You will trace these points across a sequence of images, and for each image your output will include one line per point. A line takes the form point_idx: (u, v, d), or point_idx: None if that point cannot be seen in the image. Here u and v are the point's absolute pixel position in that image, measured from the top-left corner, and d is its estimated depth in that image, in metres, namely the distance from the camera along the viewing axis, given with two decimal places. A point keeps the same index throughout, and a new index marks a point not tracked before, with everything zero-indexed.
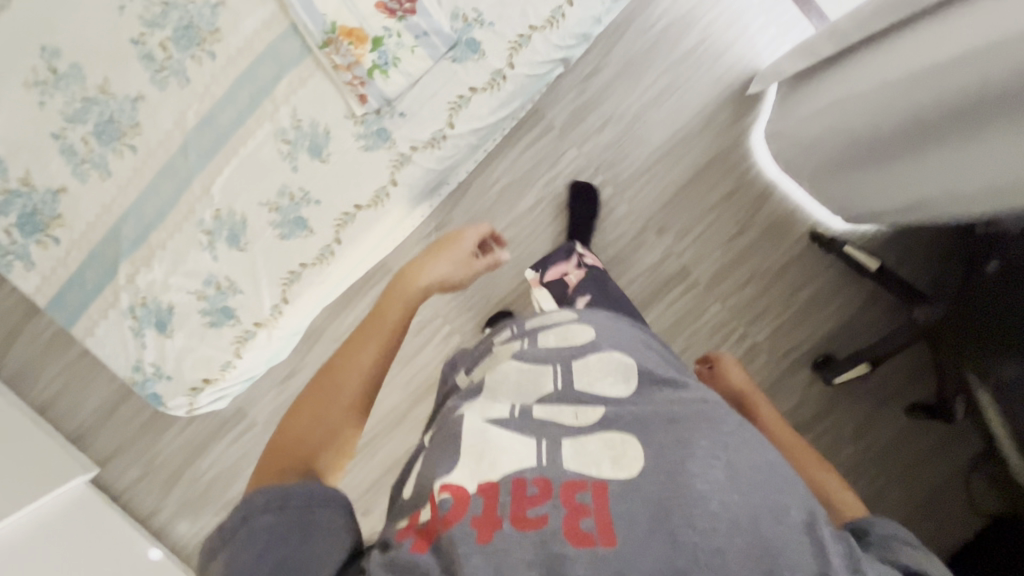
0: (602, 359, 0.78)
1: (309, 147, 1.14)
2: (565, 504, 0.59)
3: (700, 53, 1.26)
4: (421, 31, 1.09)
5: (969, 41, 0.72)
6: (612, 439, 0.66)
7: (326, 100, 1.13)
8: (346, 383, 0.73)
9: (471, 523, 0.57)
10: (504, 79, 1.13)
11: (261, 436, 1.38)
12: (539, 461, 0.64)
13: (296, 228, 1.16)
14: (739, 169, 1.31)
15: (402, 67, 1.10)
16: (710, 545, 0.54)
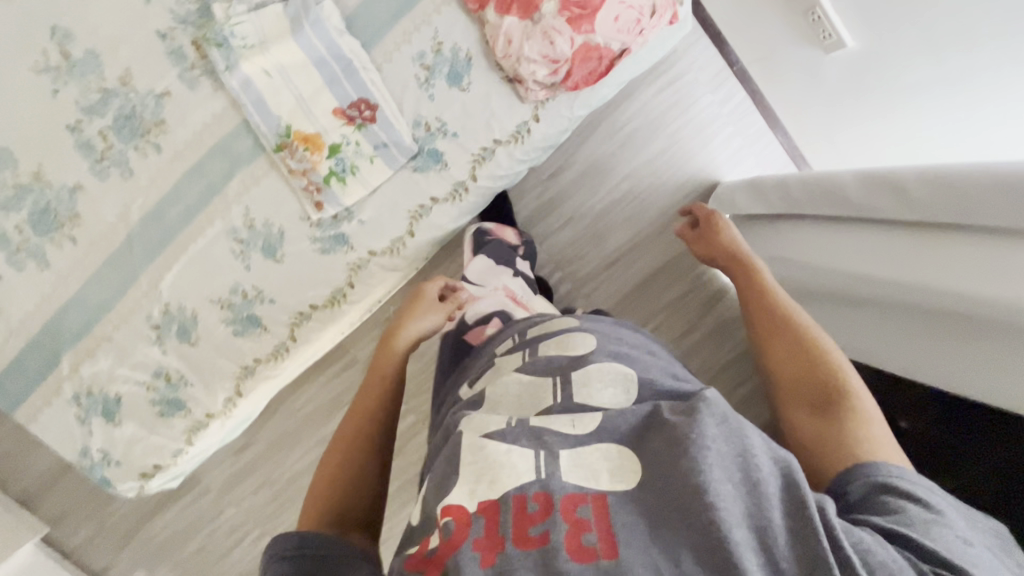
0: (601, 367, 0.69)
1: (262, 248, 1.12)
2: (564, 518, 0.51)
3: (665, 160, 1.27)
4: (380, 141, 1.05)
5: (933, 267, 0.78)
6: (607, 454, 0.58)
7: (281, 201, 1.10)
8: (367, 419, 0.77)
9: (473, 545, 0.50)
10: (466, 191, 1.11)
11: (215, 500, 1.40)
12: (539, 474, 0.54)
13: (249, 325, 1.15)
14: (694, 271, 1.34)
15: (360, 175, 1.07)
16: (710, 541, 0.47)
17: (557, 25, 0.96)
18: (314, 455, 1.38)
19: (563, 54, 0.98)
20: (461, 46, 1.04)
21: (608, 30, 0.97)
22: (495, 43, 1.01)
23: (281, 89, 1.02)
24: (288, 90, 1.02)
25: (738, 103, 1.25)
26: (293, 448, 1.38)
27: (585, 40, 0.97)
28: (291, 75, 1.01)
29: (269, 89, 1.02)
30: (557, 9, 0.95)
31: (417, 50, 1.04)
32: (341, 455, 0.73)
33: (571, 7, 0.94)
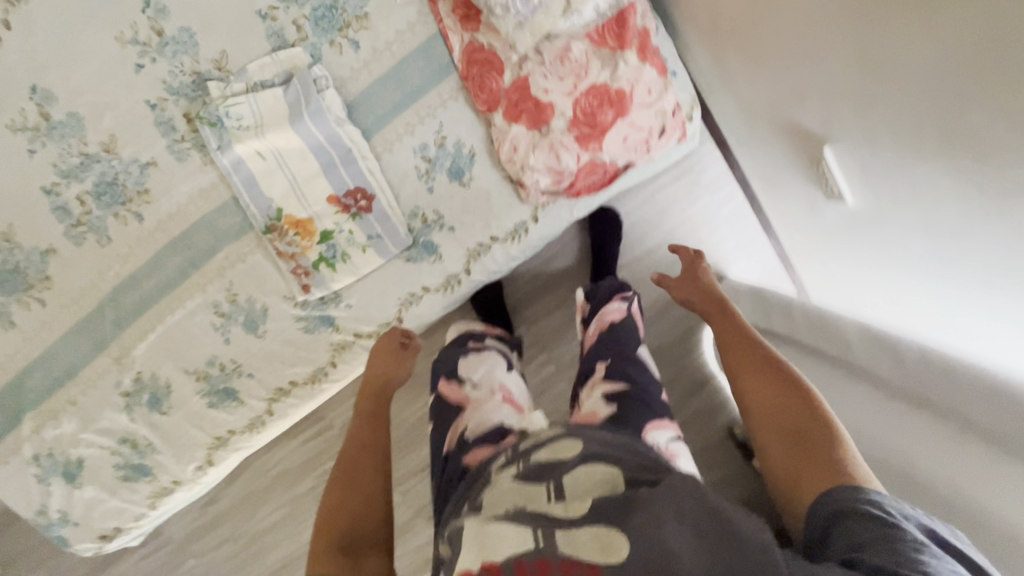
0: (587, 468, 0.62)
1: (243, 322, 1.08)
2: None
3: (660, 255, 1.26)
4: (374, 231, 1.03)
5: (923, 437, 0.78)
6: (597, 529, 0.55)
7: (266, 279, 1.06)
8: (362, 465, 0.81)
9: None
10: (459, 282, 1.10)
11: (176, 553, 1.37)
12: (536, 542, 0.54)
13: (224, 398, 1.12)
14: (682, 361, 1.34)
15: (352, 263, 1.04)
16: None
17: (564, 142, 0.94)
18: (282, 513, 1.37)
19: (568, 168, 0.96)
20: (465, 142, 1.01)
21: (615, 148, 0.95)
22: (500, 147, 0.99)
23: (274, 173, 0.98)
24: (282, 175, 0.98)
25: (738, 207, 1.25)
26: (262, 505, 1.37)
27: (591, 158, 0.95)
28: (285, 160, 0.97)
29: (261, 172, 0.98)
30: (566, 126, 0.93)
31: (419, 141, 1.01)
32: (343, 491, 0.77)
33: (581, 127, 0.92)
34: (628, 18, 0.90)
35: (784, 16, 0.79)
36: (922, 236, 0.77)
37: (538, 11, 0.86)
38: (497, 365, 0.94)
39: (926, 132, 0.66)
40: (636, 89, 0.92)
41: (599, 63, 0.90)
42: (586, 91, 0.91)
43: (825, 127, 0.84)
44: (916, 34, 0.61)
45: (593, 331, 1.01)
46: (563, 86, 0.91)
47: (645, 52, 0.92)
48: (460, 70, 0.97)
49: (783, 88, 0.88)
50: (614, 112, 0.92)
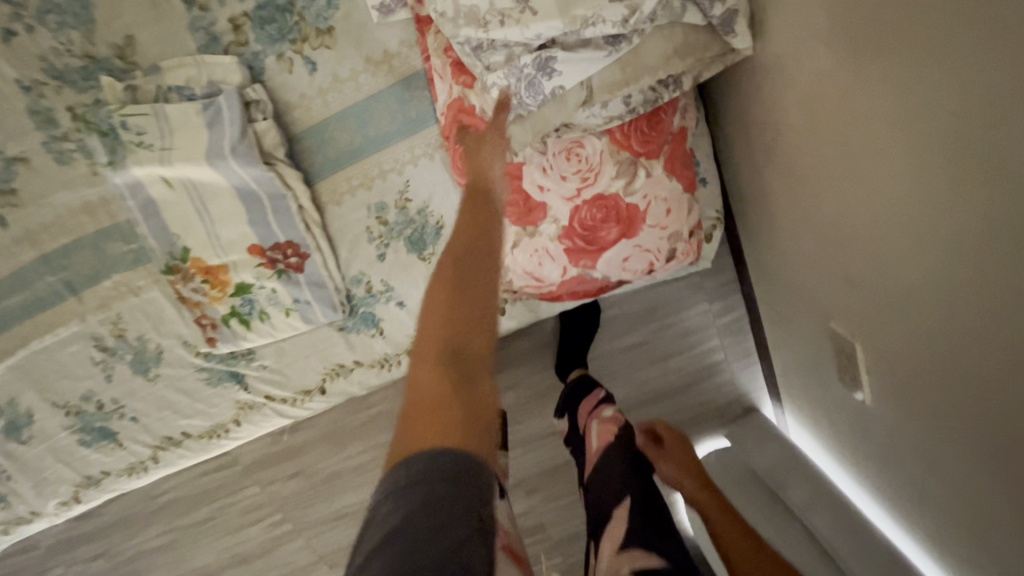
0: None
1: (130, 361, 0.89)
2: None
3: (640, 353, 1.11)
4: (303, 294, 0.83)
5: None
6: None
7: (164, 319, 0.87)
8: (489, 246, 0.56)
9: None
10: (398, 362, 0.91)
11: (43, 562, 1.23)
12: None
13: (100, 437, 0.95)
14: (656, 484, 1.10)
15: (271, 325, 0.85)
16: None
17: (551, 250, 0.75)
18: (168, 538, 1.23)
19: (549, 278, 0.78)
20: (433, 209, 0.82)
21: (610, 267, 0.77)
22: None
23: (184, 205, 0.77)
24: (193, 210, 0.77)
25: (736, 320, 1.09)
26: (145, 526, 1.22)
27: (580, 273, 0.77)
28: (199, 192, 0.76)
29: (168, 199, 0.77)
30: (558, 233, 0.74)
31: (377, 199, 0.81)
32: (445, 304, 0.50)
33: (576, 238, 0.74)
34: (661, 119, 0.70)
35: (851, 198, 0.63)
36: (942, 487, 0.65)
37: (550, 102, 0.65)
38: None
39: (981, 418, 0.54)
40: (652, 205, 0.73)
41: (614, 168, 0.71)
42: (591, 199, 0.71)
43: (860, 325, 0.70)
44: (1012, 335, 0.47)
45: (595, 449, 0.84)
46: (564, 187, 0.71)
47: (672, 162, 0.73)
48: (441, 126, 0.77)
49: (825, 259, 0.73)
50: (619, 229, 0.73)
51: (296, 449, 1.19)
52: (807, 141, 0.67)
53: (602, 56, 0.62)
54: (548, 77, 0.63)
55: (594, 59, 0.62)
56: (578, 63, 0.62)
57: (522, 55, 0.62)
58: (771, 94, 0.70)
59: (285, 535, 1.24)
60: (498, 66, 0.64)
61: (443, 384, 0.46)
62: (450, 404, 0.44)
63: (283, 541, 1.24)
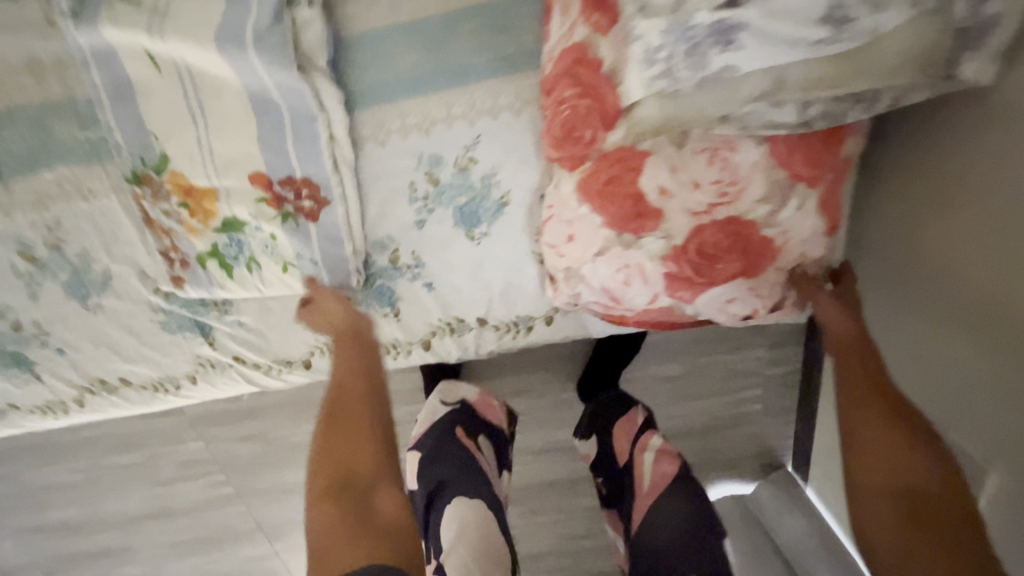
0: None
1: (64, 282, 0.69)
2: None
3: (672, 386, 0.98)
4: (309, 249, 0.64)
5: None
6: None
7: (119, 238, 0.66)
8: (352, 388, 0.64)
9: None
10: (407, 352, 0.75)
11: None
12: None
13: (12, 364, 0.75)
14: None
15: (259, 279, 0.66)
16: None
17: (647, 271, 0.59)
18: (87, 476, 1.07)
19: (629, 301, 0.62)
20: (501, 180, 0.63)
21: (709, 305, 0.61)
22: (547, 230, 0.62)
23: (176, 100, 0.56)
24: (184, 106, 0.56)
25: (783, 372, 0.98)
26: (61, 458, 1.06)
27: (670, 305, 0.61)
28: (198, 85, 0.55)
29: (152, 84, 0.56)
30: (663, 252, 0.57)
31: (433, 149, 0.61)
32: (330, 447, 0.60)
33: (686, 264, 0.57)
34: (838, 140, 0.53)
35: (964, 276, 0.57)
36: None
37: (717, 84, 0.46)
38: (497, 562, 0.66)
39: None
40: (788, 245, 0.57)
41: (762, 187, 0.54)
42: (719, 221, 0.55)
43: (929, 408, 0.65)
44: None
45: (644, 494, 0.72)
46: (693, 198, 0.55)
47: (829, 197, 0.56)
48: (545, 76, 0.57)
49: (906, 331, 0.66)
50: (740, 266, 0.57)
51: (257, 410, 1.02)
52: (928, 202, 0.60)
53: (805, 42, 0.42)
54: (721, 49, 0.44)
55: (794, 42, 0.43)
56: (769, 41, 0.43)
57: (697, 11, 0.43)
58: (923, 142, 0.59)
59: (226, 495, 1.10)
60: (659, 15, 0.45)
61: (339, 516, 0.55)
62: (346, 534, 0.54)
63: (223, 502, 1.10)
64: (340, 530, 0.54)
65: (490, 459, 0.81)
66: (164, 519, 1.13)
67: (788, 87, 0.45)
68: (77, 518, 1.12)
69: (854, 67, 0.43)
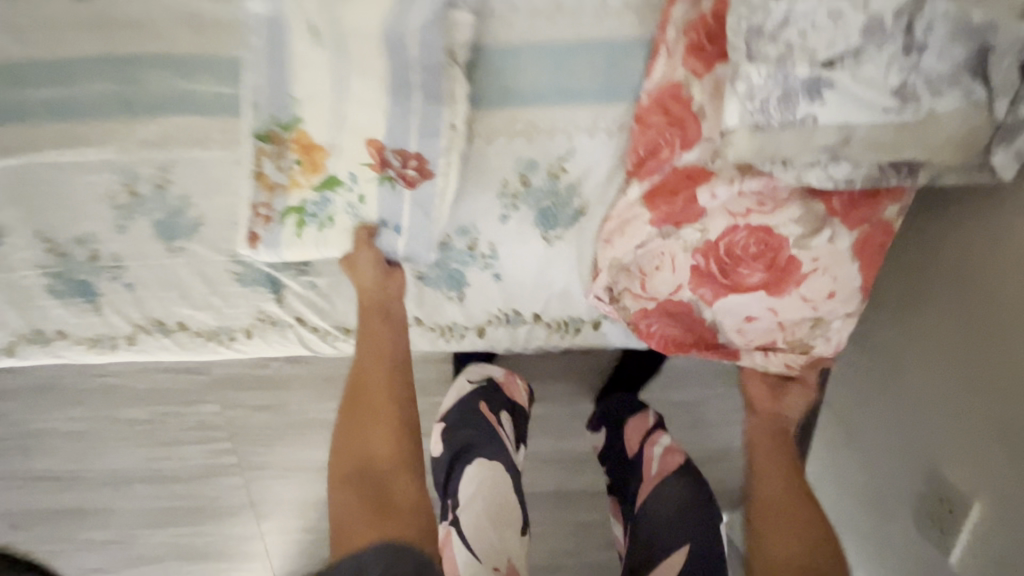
0: None
1: (157, 220, 0.73)
2: None
3: (682, 412, 1.04)
4: (393, 219, 0.68)
5: None
6: None
7: (225, 187, 0.71)
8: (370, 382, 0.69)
9: None
10: (461, 336, 0.81)
11: None
12: None
13: (76, 293, 0.76)
14: None
15: (344, 233, 0.69)
16: None
17: (678, 261, 0.65)
18: (89, 426, 1.06)
19: (657, 290, 0.67)
20: (584, 191, 0.71)
21: (728, 312, 0.65)
22: (609, 230, 0.70)
23: (325, 72, 0.63)
24: (330, 79, 0.64)
25: None
26: (67, 403, 1.05)
27: (690, 302, 0.66)
28: (348, 63, 0.63)
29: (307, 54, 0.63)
30: (697, 245, 0.63)
31: (532, 155, 0.69)
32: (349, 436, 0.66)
33: (711, 258, 0.63)
34: (882, 203, 0.59)
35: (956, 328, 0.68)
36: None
37: (798, 128, 0.54)
38: (512, 520, 0.74)
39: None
40: (817, 274, 0.61)
41: (800, 212, 0.60)
42: (753, 231, 0.61)
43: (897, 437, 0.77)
44: None
45: (650, 481, 0.79)
46: (735, 201, 0.61)
47: (864, 245, 0.61)
48: (640, 105, 0.67)
49: (898, 365, 0.76)
50: (763, 278, 0.62)
51: (281, 381, 1.04)
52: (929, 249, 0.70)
53: (877, 108, 0.52)
54: (809, 100, 0.53)
55: (868, 107, 0.53)
56: (849, 102, 0.53)
57: (798, 64, 0.52)
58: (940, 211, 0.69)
59: (227, 465, 1.09)
60: (764, 61, 0.54)
61: (360, 495, 0.61)
62: (364, 505, 0.59)
63: (222, 472, 1.10)
64: (356, 505, 0.60)
65: (511, 435, 0.84)
66: (154, 482, 1.11)
67: (854, 144, 0.54)
68: (64, 470, 1.09)
69: (912, 136, 0.53)
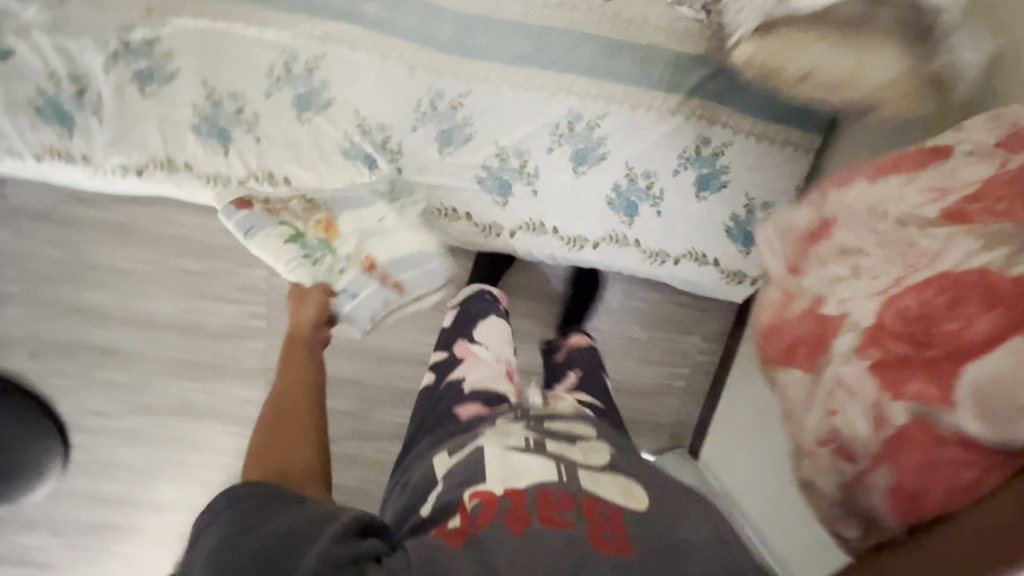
0: (620, 487, 0.59)
1: (298, 94, 0.97)
2: (586, 513, 0.55)
3: (634, 348, 1.34)
4: (352, 291, 0.92)
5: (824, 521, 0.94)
6: (622, 486, 0.60)
7: (357, 80, 0.97)
8: (293, 390, 0.70)
9: (505, 518, 0.54)
10: (496, 235, 1.08)
11: (16, 216, 1.18)
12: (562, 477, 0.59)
13: (213, 136, 0.98)
14: None
15: (313, 275, 0.90)
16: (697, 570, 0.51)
17: (848, 379, 0.51)
18: (145, 268, 1.23)
19: (859, 450, 0.49)
20: (609, 144, 1.03)
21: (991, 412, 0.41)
22: (790, 414, 0.58)
23: (371, 220, 0.98)
24: (388, 209, 1.00)
25: (708, 366, 1.36)
26: (132, 243, 1.21)
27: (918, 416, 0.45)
28: (386, 227, 0.99)
29: (366, 210, 0.99)
30: (858, 343, 0.51)
31: (579, 109, 1.00)
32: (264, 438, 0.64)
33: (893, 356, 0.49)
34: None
35: None
36: None
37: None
38: (503, 334, 0.99)
39: None
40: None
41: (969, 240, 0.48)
42: (913, 289, 0.49)
43: None
44: None
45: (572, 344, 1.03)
46: (869, 283, 0.53)
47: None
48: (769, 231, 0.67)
49: None
50: (993, 323, 0.43)
51: None
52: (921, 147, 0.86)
53: None
54: None
55: None
56: None
57: None
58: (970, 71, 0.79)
59: (254, 328, 1.28)
60: None
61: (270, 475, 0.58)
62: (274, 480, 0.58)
63: (247, 334, 1.28)
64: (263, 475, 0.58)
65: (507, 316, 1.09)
66: (182, 332, 1.26)
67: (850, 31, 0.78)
68: (106, 305, 1.24)
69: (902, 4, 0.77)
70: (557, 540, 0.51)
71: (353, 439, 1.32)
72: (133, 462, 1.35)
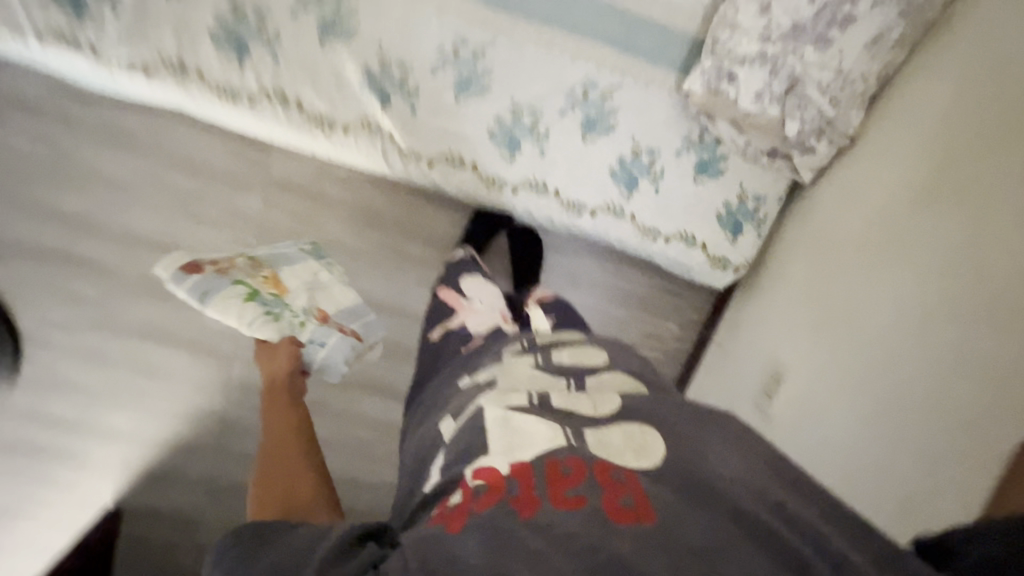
0: (628, 432, 0.55)
1: (324, 19, 0.99)
2: (600, 480, 0.48)
3: (613, 328, 1.36)
4: (320, 338, 0.91)
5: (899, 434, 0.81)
6: (629, 429, 0.55)
7: (385, 14, 0.99)
8: (277, 422, 0.75)
9: (511, 503, 0.47)
10: (498, 190, 1.09)
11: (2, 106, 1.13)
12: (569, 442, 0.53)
13: (230, 48, 0.98)
14: None
15: (278, 328, 0.87)
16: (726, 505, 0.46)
17: None
18: (134, 180, 1.19)
19: None
20: (619, 115, 1.07)
21: None
22: None
23: (307, 275, 1.02)
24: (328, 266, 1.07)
25: (680, 354, 1.40)
26: (123, 153, 1.18)
27: None
28: (321, 280, 1.03)
29: (299, 266, 1.03)
30: None
31: (596, 77, 1.05)
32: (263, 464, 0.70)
33: None
34: None
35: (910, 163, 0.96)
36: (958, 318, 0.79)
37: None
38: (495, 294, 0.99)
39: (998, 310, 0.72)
40: None
41: None
42: None
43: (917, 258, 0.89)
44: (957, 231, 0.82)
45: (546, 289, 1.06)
46: None
47: None
48: None
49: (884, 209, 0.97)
50: None
51: (316, 198, 1.24)
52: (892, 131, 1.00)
53: None
54: None
55: None
56: None
57: None
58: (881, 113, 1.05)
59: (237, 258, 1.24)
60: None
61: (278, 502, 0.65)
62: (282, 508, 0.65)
63: None
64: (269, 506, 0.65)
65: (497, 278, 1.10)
66: (160, 251, 1.23)
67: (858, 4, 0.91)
68: (86, 213, 1.19)
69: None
70: (574, 521, 0.44)
71: (322, 385, 1.29)
72: (86, 384, 1.28)
